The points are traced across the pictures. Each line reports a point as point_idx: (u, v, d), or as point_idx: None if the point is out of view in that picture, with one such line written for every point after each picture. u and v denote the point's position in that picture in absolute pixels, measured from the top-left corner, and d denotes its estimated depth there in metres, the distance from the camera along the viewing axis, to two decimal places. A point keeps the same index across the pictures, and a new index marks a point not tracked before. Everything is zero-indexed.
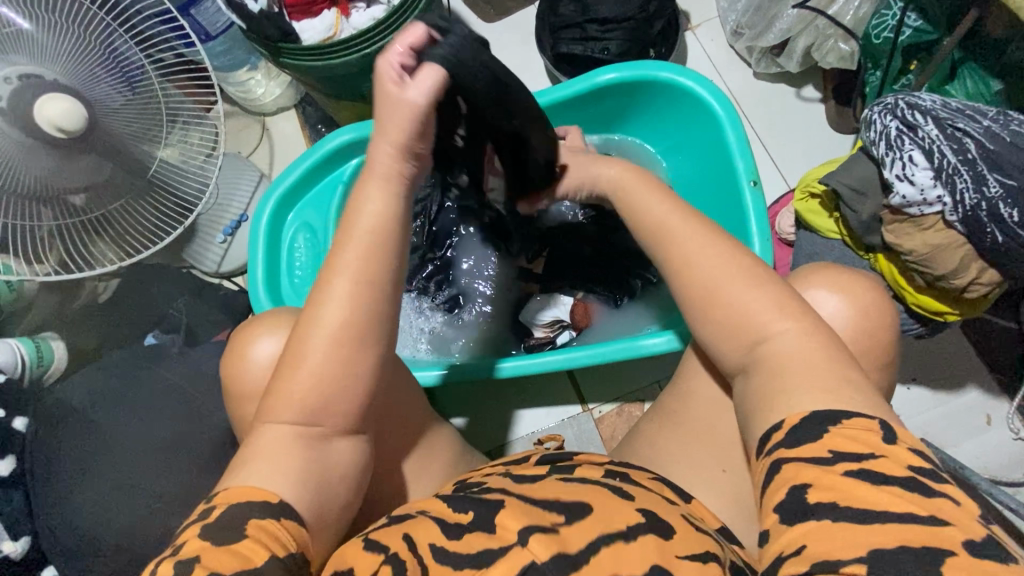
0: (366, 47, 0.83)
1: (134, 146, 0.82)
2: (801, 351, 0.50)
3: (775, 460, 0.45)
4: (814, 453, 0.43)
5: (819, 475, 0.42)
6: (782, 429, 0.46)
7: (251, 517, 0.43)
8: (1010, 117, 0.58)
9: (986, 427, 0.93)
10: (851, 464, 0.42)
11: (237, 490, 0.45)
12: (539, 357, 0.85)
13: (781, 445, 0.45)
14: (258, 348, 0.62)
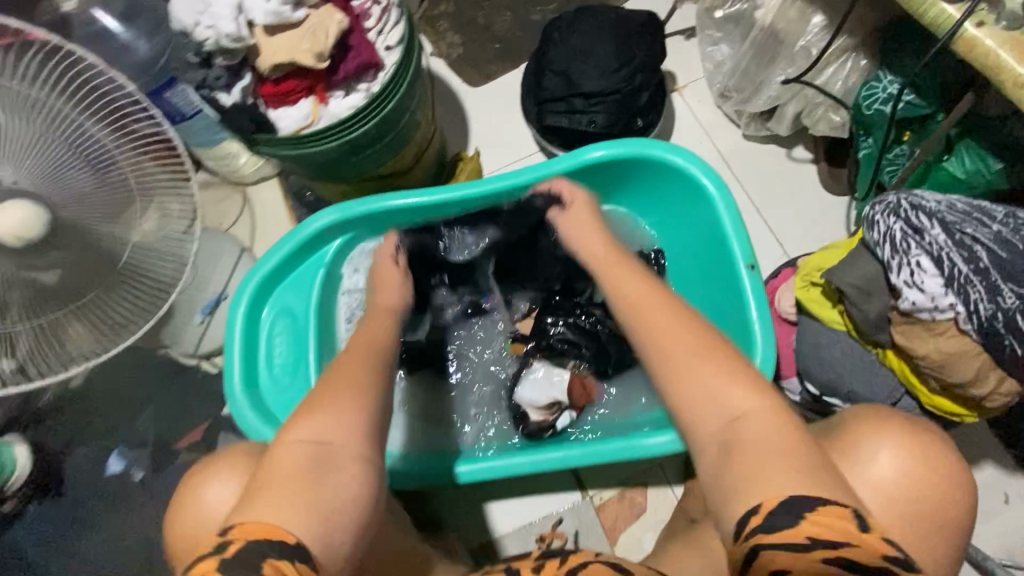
0: (345, 134, 0.79)
1: (98, 229, 0.77)
2: (741, 393, 0.54)
3: (753, 545, 0.46)
4: (791, 538, 0.45)
5: (792, 558, 0.45)
6: (760, 513, 0.47)
7: (269, 557, 0.44)
8: (1020, 221, 0.55)
9: (1004, 507, 0.89)
10: (847, 561, 0.45)
11: (257, 525, 0.47)
12: (532, 454, 0.79)
13: (759, 530, 0.47)
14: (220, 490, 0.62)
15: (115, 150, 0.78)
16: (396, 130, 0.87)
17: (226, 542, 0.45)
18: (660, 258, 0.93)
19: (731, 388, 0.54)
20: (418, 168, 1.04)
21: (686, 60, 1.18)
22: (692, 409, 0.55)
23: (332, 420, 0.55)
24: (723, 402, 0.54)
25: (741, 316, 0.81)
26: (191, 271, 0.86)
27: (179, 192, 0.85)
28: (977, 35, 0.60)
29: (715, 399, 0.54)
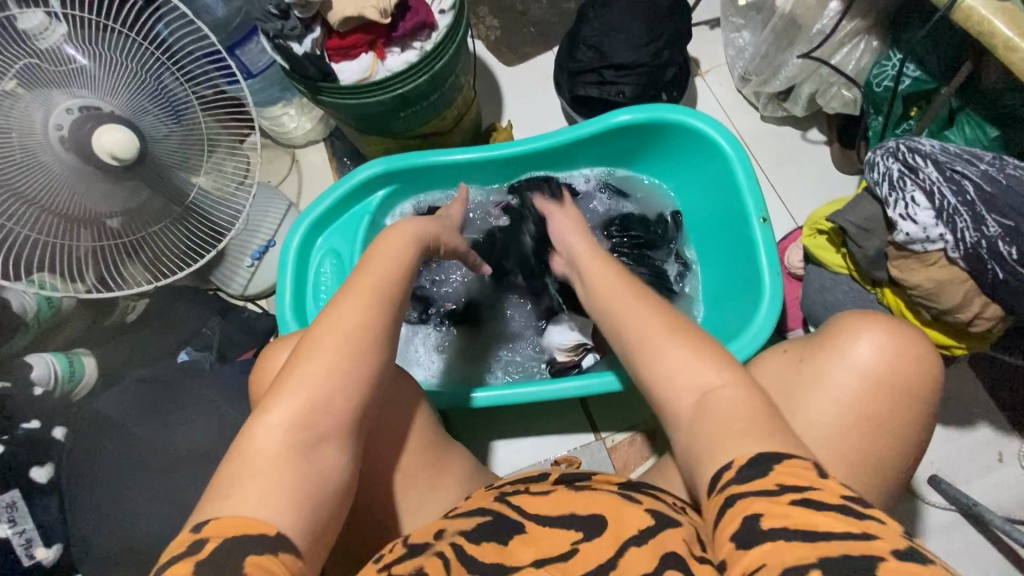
0: (399, 87, 0.89)
1: (176, 174, 0.91)
2: (707, 369, 0.55)
3: (727, 497, 0.48)
4: (761, 487, 0.47)
5: (768, 506, 0.46)
6: (731, 471, 0.49)
7: (250, 554, 0.44)
8: (1006, 162, 0.62)
9: (998, 465, 0.94)
10: (799, 497, 0.46)
11: (232, 520, 0.46)
12: (556, 383, 0.87)
13: (731, 482, 0.49)
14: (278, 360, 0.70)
15: (194, 102, 0.90)
16: (442, 90, 0.96)
17: (200, 540, 0.45)
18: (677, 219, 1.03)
19: (706, 370, 0.56)
20: (457, 132, 1.13)
21: (710, 47, 1.25)
22: (663, 388, 0.57)
23: (316, 391, 0.55)
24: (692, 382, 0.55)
25: (753, 266, 0.88)
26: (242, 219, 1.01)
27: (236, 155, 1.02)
28: (973, 5, 0.67)
29: (684, 380, 0.56)
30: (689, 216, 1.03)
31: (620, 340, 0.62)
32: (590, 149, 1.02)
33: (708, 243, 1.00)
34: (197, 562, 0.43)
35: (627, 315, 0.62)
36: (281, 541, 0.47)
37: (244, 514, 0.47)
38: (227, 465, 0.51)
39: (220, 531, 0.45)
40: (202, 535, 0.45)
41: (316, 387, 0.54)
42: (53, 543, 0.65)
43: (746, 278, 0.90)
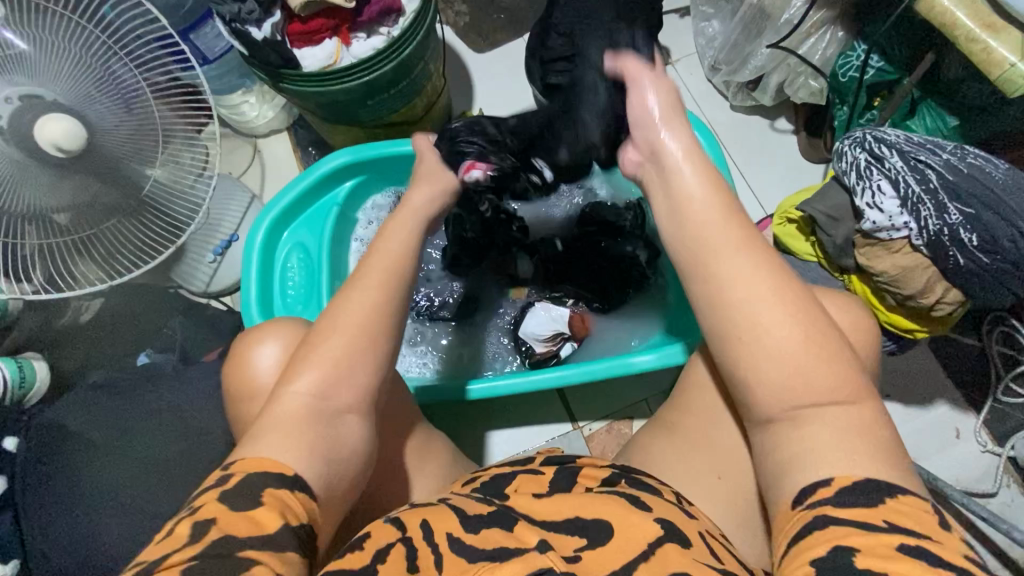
0: (366, 74, 0.85)
1: (128, 166, 0.85)
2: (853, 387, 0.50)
3: (816, 516, 0.45)
4: (865, 518, 0.44)
5: (868, 542, 0.42)
6: (829, 487, 0.46)
7: (268, 486, 0.47)
8: (966, 151, 0.63)
9: (956, 441, 0.98)
10: (904, 539, 0.42)
11: (254, 460, 0.48)
12: (534, 375, 0.87)
13: (827, 501, 0.46)
14: (265, 353, 0.65)
15: (144, 88, 0.84)
16: (410, 78, 0.93)
17: (228, 472, 0.48)
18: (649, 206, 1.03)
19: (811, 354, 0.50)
20: (427, 121, 1.10)
21: (681, 36, 1.25)
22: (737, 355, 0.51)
23: (346, 354, 0.55)
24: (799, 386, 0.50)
25: None
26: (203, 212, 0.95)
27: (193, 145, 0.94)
28: None
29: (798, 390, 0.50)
30: None
31: (740, 328, 0.50)
32: None
33: None
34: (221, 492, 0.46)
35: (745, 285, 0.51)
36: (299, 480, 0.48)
37: (262, 454, 0.49)
38: (254, 424, 0.53)
39: (245, 468, 0.48)
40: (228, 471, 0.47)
41: (338, 364, 0.54)
42: (11, 559, 0.69)
43: None
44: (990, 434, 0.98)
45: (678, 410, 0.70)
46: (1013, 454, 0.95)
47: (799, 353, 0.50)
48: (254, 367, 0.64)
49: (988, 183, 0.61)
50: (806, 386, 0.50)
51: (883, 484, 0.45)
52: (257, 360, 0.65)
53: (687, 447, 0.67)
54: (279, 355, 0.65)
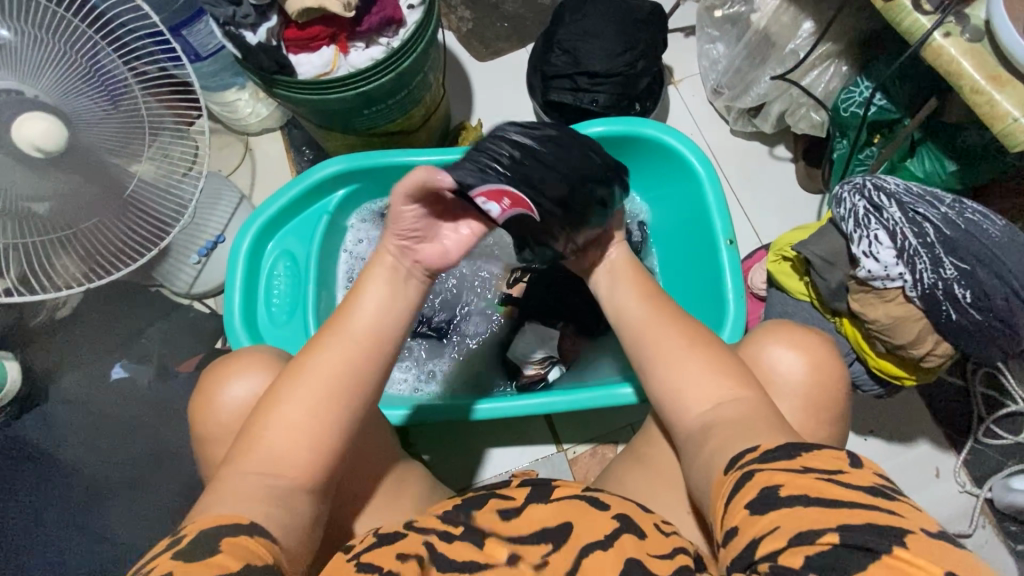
0: (363, 85, 0.83)
1: (110, 161, 0.81)
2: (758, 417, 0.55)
3: (748, 471, 0.47)
4: (787, 465, 0.46)
5: (790, 477, 0.44)
6: (755, 452, 0.49)
7: (225, 538, 0.47)
8: (965, 205, 0.63)
9: (935, 479, 0.99)
10: (820, 474, 0.44)
11: (209, 518, 0.49)
12: (520, 399, 0.86)
13: (755, 461, 0.48)
14: (235, 388, 0.71)
15: (131, 80, 0.81)
16: (409, 88, 0.90)
17: (178, 537, 0.47)
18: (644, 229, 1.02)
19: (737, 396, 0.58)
20: (423, 131, 1.08)
21: (684, 56, 1.23)
22: (674, 407, 0.60)
23: (311, 408, 0.56)
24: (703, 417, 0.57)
25: (718, 287, 0.89)
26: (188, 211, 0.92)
27: (181, 138, 0.93)
28: (944, 44, 0.68)
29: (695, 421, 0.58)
30: (657, 230, 1.02)
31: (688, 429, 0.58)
32: None
33: (674, 256, 1.00)
34: (176, 550, 0.45)
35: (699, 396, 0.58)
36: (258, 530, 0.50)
37: (215, 514, 0.50)
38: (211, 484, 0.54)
39: (197, 526, 0.48)
40: (180, 532, 0.47)
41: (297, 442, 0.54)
42: None
43: (708, 298, 0.91)
44: (969, 474, 0.98)
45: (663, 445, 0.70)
46: (991, 495, 0.96)
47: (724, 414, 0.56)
48: (222, 400, 0.71)
49: (984, 240, 0.61)
50: (721, 436, 0.54)
51: (802, 443, 0.48)
52: (223, 396, 0.71)
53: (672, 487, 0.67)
54: (248, 391, 0.71)
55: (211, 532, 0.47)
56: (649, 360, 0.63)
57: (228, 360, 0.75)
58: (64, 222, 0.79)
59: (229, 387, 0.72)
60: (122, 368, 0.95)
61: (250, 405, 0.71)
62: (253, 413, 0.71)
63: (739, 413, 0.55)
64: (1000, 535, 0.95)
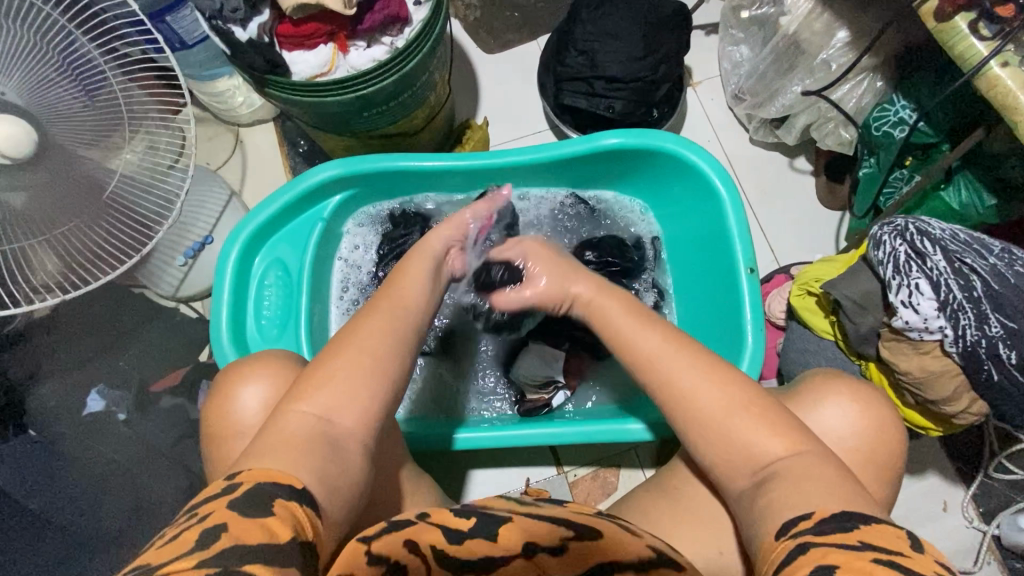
0: (363, 87, 0.76)
1: (82, 154, 0.73)
2: (818, 468, 0.52)
3: (801, 542, 0.45)
4: (842, 539, 0.44)
5: (846, 558, 0.42)
6: (810, 520, 0.47)
7: (279, 498, 0.44)
8: (1014, 256, 0.59)
9: (942, 513, 0.97)
10: (879, 554, 0.42)
11: (264, 471, 0.46)
12: (525, 430, 0.81)
13: (807, 531, 0.46)
14: (249, 391, 0.68)
15: (106, 67, 0.74)
16: (413, 89, 0.83)
17: (233, 484, 0.45)
18: (657, 245, 0.98)
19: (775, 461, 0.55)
20: (426, 132, 1.01)
21: (705, 57, 1.16)
22: (724, 467, 0.57)
23: None
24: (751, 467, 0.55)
25: (734, 316, 0.84)
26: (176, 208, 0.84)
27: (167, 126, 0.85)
28: (1001, 74, 0.63)
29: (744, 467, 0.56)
30: (671, 247, 0.97)
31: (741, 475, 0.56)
32: (573, 167, 0.94)
33: (688, 275, 0.95)
34: (231, 501, 0.43)
35: (751, 443, 0.56)
36: (306, 494, 0.46)
37: (266, 467, 0.47)
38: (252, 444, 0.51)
39: (254, 477, 0.45)
40: (236, 480, 0.45)
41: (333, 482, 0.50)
42: None
43: (724, 327, 0.86)
44: (977, 509, 0.96)
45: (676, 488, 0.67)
46: (997, 531, 0.94)
47: (774, 463, 0.54)
48: (239, 406, 0.67)
49: None
50: (790, 494, 0.50)
51: (857, 514, 0.46)
52: (234, 400, 0.67)
53: (687, 540, 0.64)
54: (262, 400, 0.67)
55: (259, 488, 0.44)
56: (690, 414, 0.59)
57: (247, 360, 0.71)
58: (36, 223, 0.71)
59: (243, 392, 0.68)
60: (99, 397, 0.87)
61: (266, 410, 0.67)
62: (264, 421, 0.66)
63: (809, 466, 0.53)
64: (1003, 571, 0.94)
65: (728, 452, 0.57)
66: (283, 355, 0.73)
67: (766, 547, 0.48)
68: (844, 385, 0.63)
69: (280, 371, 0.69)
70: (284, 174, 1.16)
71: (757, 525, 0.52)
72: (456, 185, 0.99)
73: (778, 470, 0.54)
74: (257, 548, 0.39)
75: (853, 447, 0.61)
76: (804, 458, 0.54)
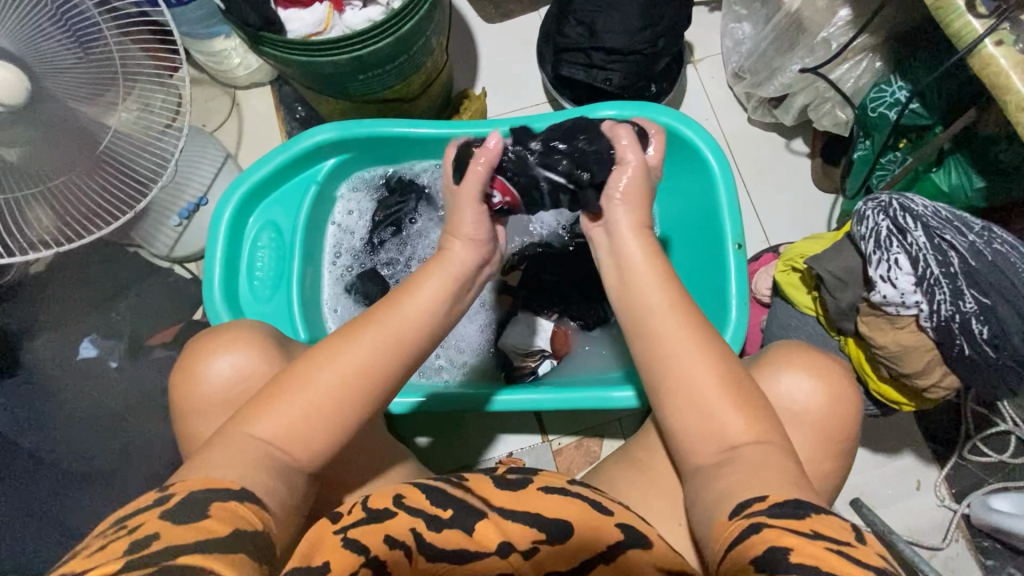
0: (358, 49, 0.76)
1: (80, 111, 0.73)
2: (773, 456, 0.54)
3: (753, 523, 0.47)
4: (796, 527, 0.45)
5: (800, 543, 0.43)
6: (763, 502, 0.49)
7: (217, 500, 0.46)
8: (994, 235, 0.60)
9: (915, 492, 0.99)
10: (828, 543, 0.44)
11: (198, 479, 0.48)
12: (508, 395, 0.82)
13: (760, 513, 0.48)
14: (221, 360, 0.69)
15: (103, 22, 0.73)
16: (409, 54, 0.83)
17: (165, 495, 0.46)
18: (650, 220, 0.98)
19: (736, 425, 0.57)
20: (423, 99, 1.01)
21: (707, 34, 1.15)
22: (693, 440, 0.58)
23: (310, 413, 0.55)
24: (720, 444, 0.57)
25: (721, 291, 0.85)
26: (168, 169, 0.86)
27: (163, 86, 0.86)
28: (994, 54, 0.62)
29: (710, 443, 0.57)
30: (664, 222, 0.98)
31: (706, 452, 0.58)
32: None
33: (679, 248, 0.95)
34: (165, 509, 0.44)
35: (721, 424, 0.57)
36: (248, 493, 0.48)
37: (204, 476, 0.49)
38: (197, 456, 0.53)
39: (186, 487, 0.46)
40: (168, 491, 0.46)
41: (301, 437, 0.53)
42: None
43: (711, 302, 0.87)
44: (949, 489, 0.99)
45: (652, 453, 0.69)
46: (968, 511, 0.97)
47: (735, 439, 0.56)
48: (207, 374, 0.68)
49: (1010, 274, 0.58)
50: (744, 475, 0.53)
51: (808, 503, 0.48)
52: (207, 366, 0.69)
53: (663, 504, 0.66)
54: (234, 368, 0.69)
55: (196, 496, 0.45)
56: (669, 390, 0.59)
57: (219, 331, 0.72)
58: (31, 175, 0.71)
59: (215, 359, 0.70)
60: (91, 345, 0.90)
61: (235, 381, 0.69)
62: (238, 390, 0.69)
63: (769, 453, 0.55)
64: (970, 549, 0.97)
65: (697, 426, 0.58)
66: (251, 326, 0.74)
67: (718, 524, 0.51)
68: (822, 366, 0.65)
69: (253, 339, 0.71)
70: (281, 139, 1.16)
71: (712, 504, 0.54)
72: (450, 153, 0.99)
73: (749, 451, 0.55)
74: (197, 546, 0.40)
75: (825, 419, 0.63)
76: (766, 442, 0.56)
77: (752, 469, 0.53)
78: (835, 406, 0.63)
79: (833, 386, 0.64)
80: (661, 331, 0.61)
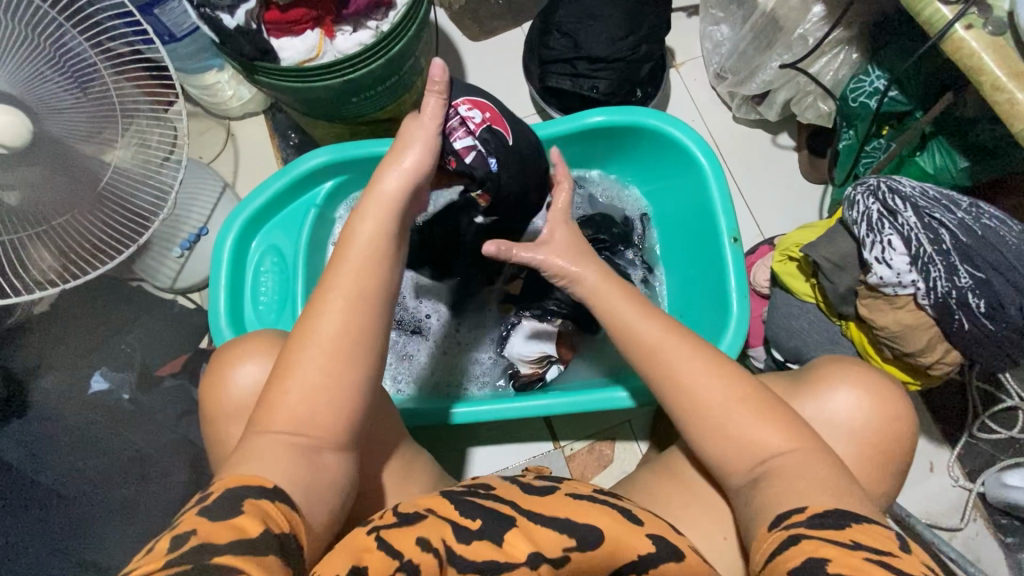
0: (350, 71, 0.78)
1: (81, 149, 0.72)
2: (801, 463, 0.55)
3: (792, 535, 0.48)
4: (836, 537, 0.46)
5: (840, 556, 0.44)
6: (802, 514, 0.50)
7: (250, 497, 0.45)
8: (981, 210, 0.61)
9: (930, 474, 0.99)
10: (868, 552, 0.45)
11: (239, 476, 0.47)
12: (519, 401, 0.83)
13: (800, 525, 0.49)
14: (244, 370, 0.69)
15: (99, 63, 0.74)
16: (400, 74, 0.85)
17: (209, 493, 0.46)
18: (645, 221, 1.00)
19: (759, 431, 0.57)
20: None
21: (686, 38, 1.18)
22: (733, 432, 0.58)
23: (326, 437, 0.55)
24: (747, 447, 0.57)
25: (720, 286, 0.87)
26: (171, 202, 0.85)
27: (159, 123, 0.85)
28: (965, 37, 0.65)
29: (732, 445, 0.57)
30: (659, 222, 1.00)
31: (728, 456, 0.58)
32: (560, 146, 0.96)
33: (676, 246, 0.97)
34: (204, 506, 0.44)
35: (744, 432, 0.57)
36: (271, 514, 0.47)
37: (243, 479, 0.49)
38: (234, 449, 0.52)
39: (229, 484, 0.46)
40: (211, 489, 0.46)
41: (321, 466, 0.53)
42: None
43: (710, 296, 0.89)
44: (963, 469, 0.99)
45: None
46: (983, 490, 0.97)
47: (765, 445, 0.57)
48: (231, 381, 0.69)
49: (1001, 249, 0.59)
50: (778, 486, 0.53)
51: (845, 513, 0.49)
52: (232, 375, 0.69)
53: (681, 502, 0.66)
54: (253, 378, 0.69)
55: (238, 492, 0.45)
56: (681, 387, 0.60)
57: (240, 343, 0.73)
58: (32, 213, 0.69)
59: (240, 368, 0.70)
60: (102, 378, 0.91)
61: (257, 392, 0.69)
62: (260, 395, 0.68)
63: (800, 460, 0.55)
64: (989, 528, 0.97)
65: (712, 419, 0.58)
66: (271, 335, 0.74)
67: (760, 536, 0.52)
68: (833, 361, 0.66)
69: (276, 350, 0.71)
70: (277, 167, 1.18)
71: (752, 511, 0.55)
72: None
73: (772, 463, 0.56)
74: (235, 544, 0.40)
75: (836, 410, 0.64)
76: (790, 442, 0.57)
77: (788, 477, 0.54)
78: (844, 395, 0.63)
79: (845, 377, 0.65)
80: (664, 325, 0.62)
